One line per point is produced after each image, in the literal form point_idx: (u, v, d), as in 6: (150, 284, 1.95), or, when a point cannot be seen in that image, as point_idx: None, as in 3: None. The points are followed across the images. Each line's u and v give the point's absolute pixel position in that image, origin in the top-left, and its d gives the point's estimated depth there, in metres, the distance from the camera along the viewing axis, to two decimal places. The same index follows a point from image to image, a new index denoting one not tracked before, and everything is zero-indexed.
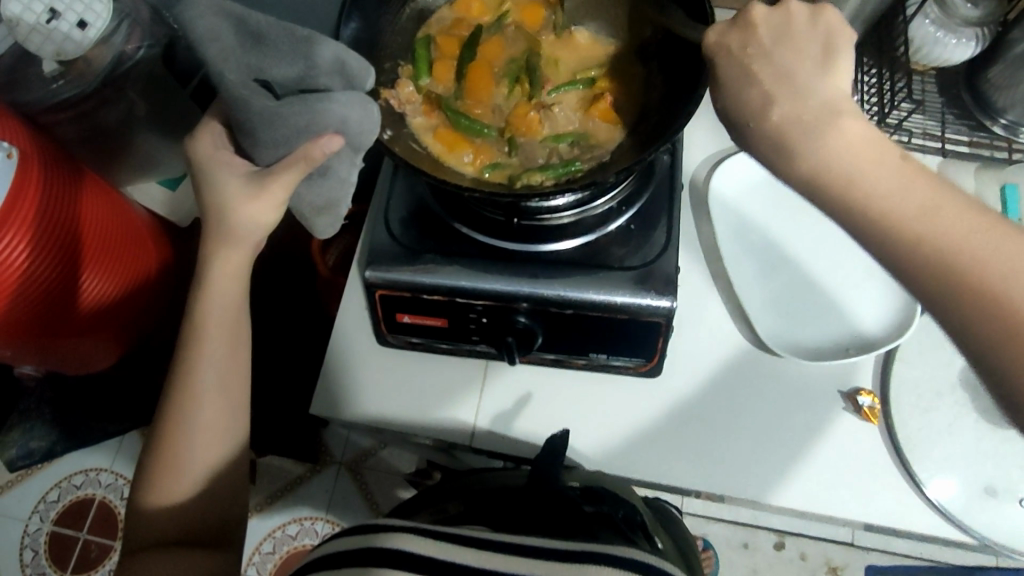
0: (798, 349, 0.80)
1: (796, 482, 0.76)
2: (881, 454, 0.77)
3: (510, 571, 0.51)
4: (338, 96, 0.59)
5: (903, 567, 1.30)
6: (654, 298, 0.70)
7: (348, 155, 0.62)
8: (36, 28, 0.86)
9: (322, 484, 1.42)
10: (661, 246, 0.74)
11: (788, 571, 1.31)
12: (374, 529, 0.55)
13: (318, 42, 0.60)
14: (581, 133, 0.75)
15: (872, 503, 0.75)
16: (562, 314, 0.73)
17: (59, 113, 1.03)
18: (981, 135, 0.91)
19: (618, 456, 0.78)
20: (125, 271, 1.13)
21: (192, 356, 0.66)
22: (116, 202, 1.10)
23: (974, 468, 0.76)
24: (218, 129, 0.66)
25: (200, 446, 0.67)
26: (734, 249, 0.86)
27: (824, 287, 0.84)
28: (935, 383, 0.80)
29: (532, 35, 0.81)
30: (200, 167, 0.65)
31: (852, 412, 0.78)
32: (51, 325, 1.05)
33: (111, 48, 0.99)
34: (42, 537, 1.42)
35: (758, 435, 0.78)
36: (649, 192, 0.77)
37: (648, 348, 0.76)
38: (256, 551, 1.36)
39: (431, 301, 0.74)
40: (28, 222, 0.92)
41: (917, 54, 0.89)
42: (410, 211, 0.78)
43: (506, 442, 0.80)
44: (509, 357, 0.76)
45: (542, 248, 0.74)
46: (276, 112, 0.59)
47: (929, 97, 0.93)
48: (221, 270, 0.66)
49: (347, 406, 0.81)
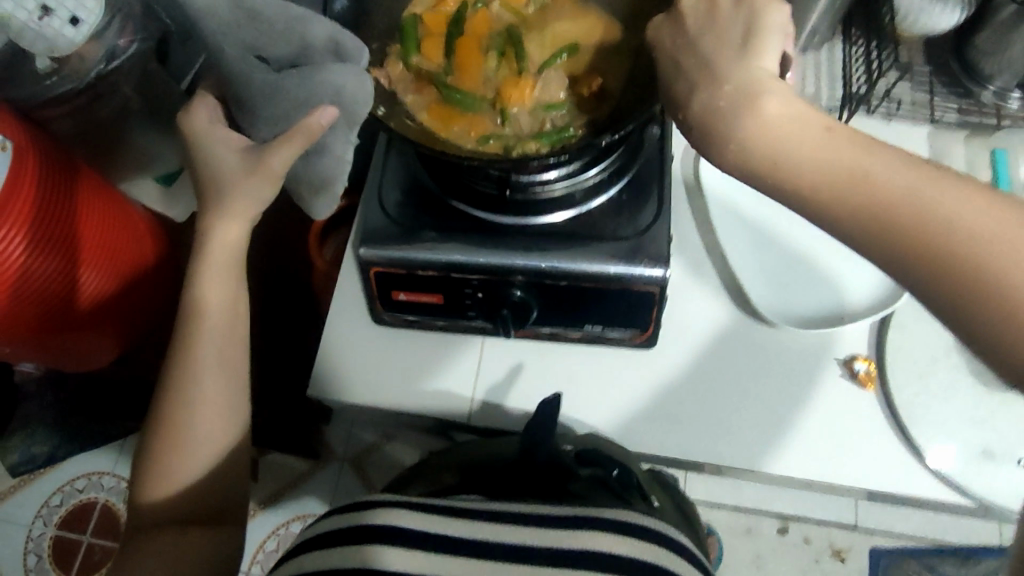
0: (794, 318, 0.81)
1: (793, 447, 0.76)
2: (879, 421, 0.77)
3: (504, 540, 0.51)
4: (332, 69, 0.58)
5: (908, 548, 1.29)
6: (646, 267, 0.71)
7: (342, 130, 0.61)
8: (27, 26, 0.86)
9: (324, 478, 1.42)
10: (653, 217, 0.74)
11: (792, 555, 1.31)
12: (362, 506, 0.55)
13: (312, 20, 0.58)
14: (570, 101, 0.76)
15: (872, 470, 0.75)
16: (556, 286, 0.73)
17: (54, 108, 1.04)
18: (970, 102, 0.90)
19: (618, 428, 0.78)
20: (120, 265, 1.13)
21: (191, 334, 0.67)
22: (112, 196, 1.10)
23: (973, 433, 0.76)
24: (211, 102, 0.67)
25: (202, 423, 0.67)
26: (727, 223, 0.87)
27: (814, 259, 0.86)
28: (930, 348, 0.80)
29: (515, 8, 0.81)
30: (195, 142, 0.66)
31: (850, 379, 0.78)
32: (50, 320, 1.05)
33: (103, 44, 1.01)
34: (45, 541, 1.41)
35: (756, 406, 0.78)
36: (640, 162, 0.78)
37: (642, 319, 0.76)
38: (259, 549, 1.36)
39: (427, 277, 0.75)
40: (25, 216, 0.93)
41: (904, 23, 0.87)
42: (404, 189, 0.79)
43: (503, 417, 0.80)
44: (505, 330, 0.77)
45: (535, 221, 0.75)
46: (277, 84, 0.60)
47: (916, 64, 0.93)
48: (218, 247, 0.66)
49: (346, 391, 0.81)
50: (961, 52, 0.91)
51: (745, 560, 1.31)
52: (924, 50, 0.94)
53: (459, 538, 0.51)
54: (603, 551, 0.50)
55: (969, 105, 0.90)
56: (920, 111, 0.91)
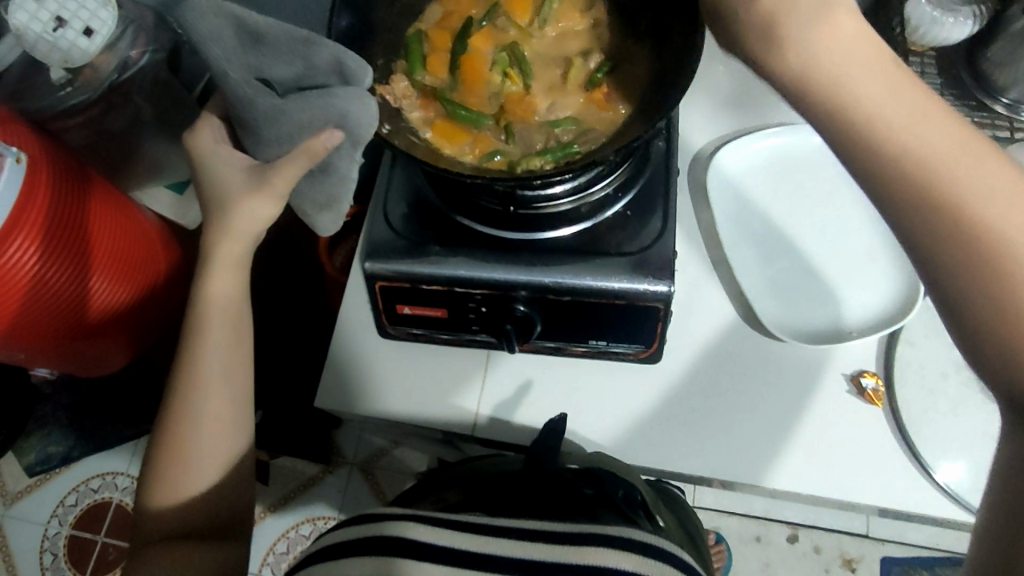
0: (799, 333, 0.80)
1: (797, 462, 0.75)
2: (887, 437, 0.76)
3: (511, 555, 0.50)
4: (338, 92, 0.58)
5: (920, 558, 1.28)
6: (652, 282, 0.71)
7: (347, 150, 0.61)
8: (41, 37, 0.87)
9: (334, 484, 1.41)
10: (658, 232, 0.74)
11: (802, 565, 1.29)
12: (380, 518, 0.55)
13: (317, 42, 0.59)
14: (575, 117, 0.76)
15: (882, 486, 0.74)
16: (560, 301, 0.73)
17: (68, 120, 1.05)
18: (981, 115, 0.88)
19: (618, 441, 0.78)
20: (133, 274, 1.14)
21: (197, 348, 0.67)
22: (125, 207, 1.12)
23: (981, 452, 0.75)
24: (217, 123, 0.69)
25: (208, 438, 0.68)
26: (734, 237, 0.86)
27: (824, 274, 0.84)
28: (940, 364, 0.80)
29: (520, 23, 0.82)
30: (201, 161, 0.67)
31: (856, 394, 0.78)
32: (62, 327, 1.06)
33: (115, 54, 1.03)
34: (61, 541, 1.42)
35: (762, 423, 0.77)
36: (645, 177, 0.78)
37: (647, 333, 0.76)
38: (270, 551, 1.35)
39: (431, 291, 0.75)
40: (37, 225, 0.94)
41: (914, 34, 0.89)
42: (409, 204, 0.79)
43: (508, 431, 0.80)
44: (510, 346, 0.76)
45: (540, 236, 0.75)
46: (281, 108, 0.60)
47: (927, 79, 0.91)
48: (223, 264, 0.67)
49: (352, 402, 0.81)
50: (973, 64, 0.90)
51: (755, 569, 1.30)
52: (936, 61, 0.92)
53: (467, 550, 0.51)
54: (610, 566, 0.49)
55: (980, 117, 0.88)
56: None
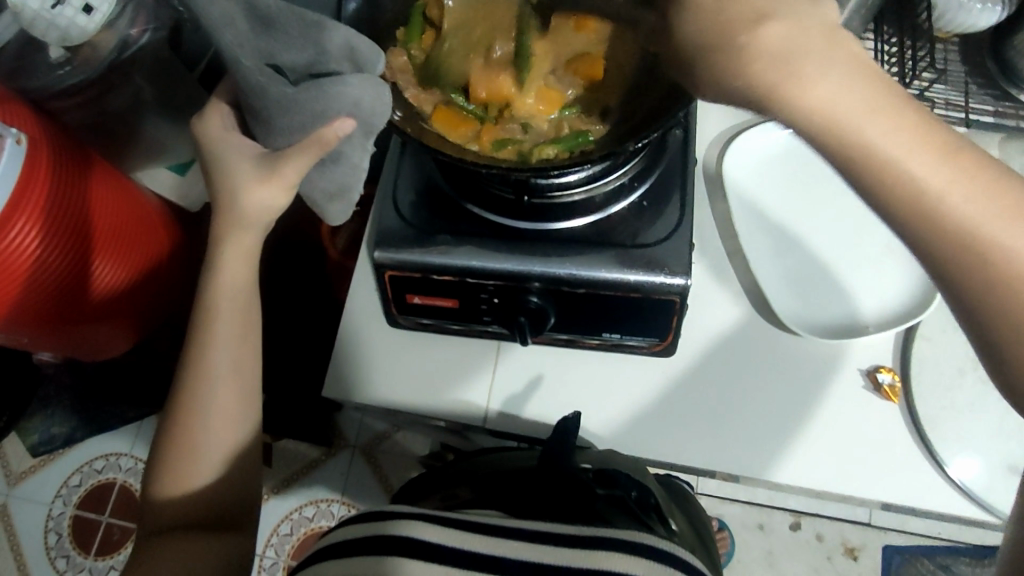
0: (815, 327, 0.79)
1: (810, 457, 0.75)
2: (901, 434, 0.75)
3: (515, 556, 0.49)
4: (351, 80, 0.56)
5: (921, 546, 1.28)
6: (668, 276, 0.69)
7: (359, 138, 0.60)
8: (40, 14, 0.84)
9: (336, 467, 1.41)
10: (673, 224, 0.72)
11: (805, 552, 1.30)
12: (385, 516, 0.54)
13: (330, 28, 0.56)
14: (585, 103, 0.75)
15: (895, 480, 0.74)
16: (574, 293, 0.72)
17: (66, 99, 1.02)
18: (1007, 105, 0.88)
19: (630, 436, 0.77)
20: (136, 257, 1.12)
21: (205, 338, 0.66)
22: (127, 190, 1.10)
23: (998, 447, 0.74)
24: (226, 109, 0.67)
25: (216, 428, 0.67)
26: (749, 228, 0.85)
27: (841, 268, 0.83)
28: (958, 360, 0.78)
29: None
30: (209, 146, 0.65)
31: (872, 390, 0.77)
32: (65, 311, 1.04)
33: (115, 33, 0.99)
34: (65, 520, 1.41)
35: (775, 419, 0.76)
36: (662, 167, 0.76)
37: (661, 327, 0.75)
38: (274, 533, 1.36)
39: (442, 281, 0.74)
40: (38, 209, 0.92)
41: (940, 19, 0.85)
42: (418, 192, 0.77)
43: (518, 423, 0.79)
44: (522, 338, 0.75)
45: (553, 226, 0.73)
46: (295, 98, 0.58)
47: (951, 67, 0.90)
48: (232, 252, 0.66)
49: (360, 391, 0.81)
50: (998, 51, 0.87)
51: (757, 556, 1.30)
52: (961, 49, 0.90)
53: (477, 553, 0.50)
54: (609, 569, 0.48)
55: (1006, 108, 0.88)
56: (953, 109, 0.88)
